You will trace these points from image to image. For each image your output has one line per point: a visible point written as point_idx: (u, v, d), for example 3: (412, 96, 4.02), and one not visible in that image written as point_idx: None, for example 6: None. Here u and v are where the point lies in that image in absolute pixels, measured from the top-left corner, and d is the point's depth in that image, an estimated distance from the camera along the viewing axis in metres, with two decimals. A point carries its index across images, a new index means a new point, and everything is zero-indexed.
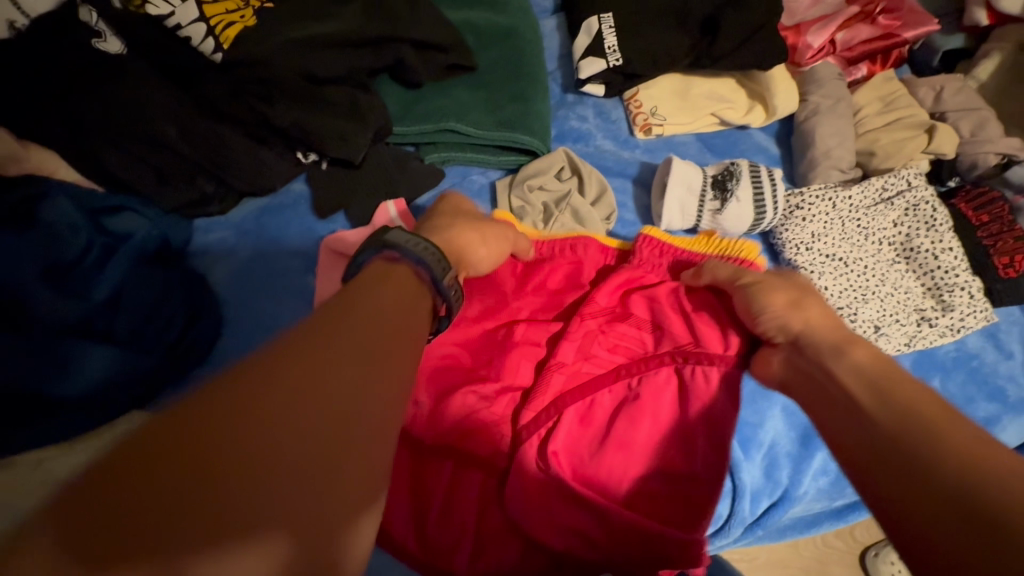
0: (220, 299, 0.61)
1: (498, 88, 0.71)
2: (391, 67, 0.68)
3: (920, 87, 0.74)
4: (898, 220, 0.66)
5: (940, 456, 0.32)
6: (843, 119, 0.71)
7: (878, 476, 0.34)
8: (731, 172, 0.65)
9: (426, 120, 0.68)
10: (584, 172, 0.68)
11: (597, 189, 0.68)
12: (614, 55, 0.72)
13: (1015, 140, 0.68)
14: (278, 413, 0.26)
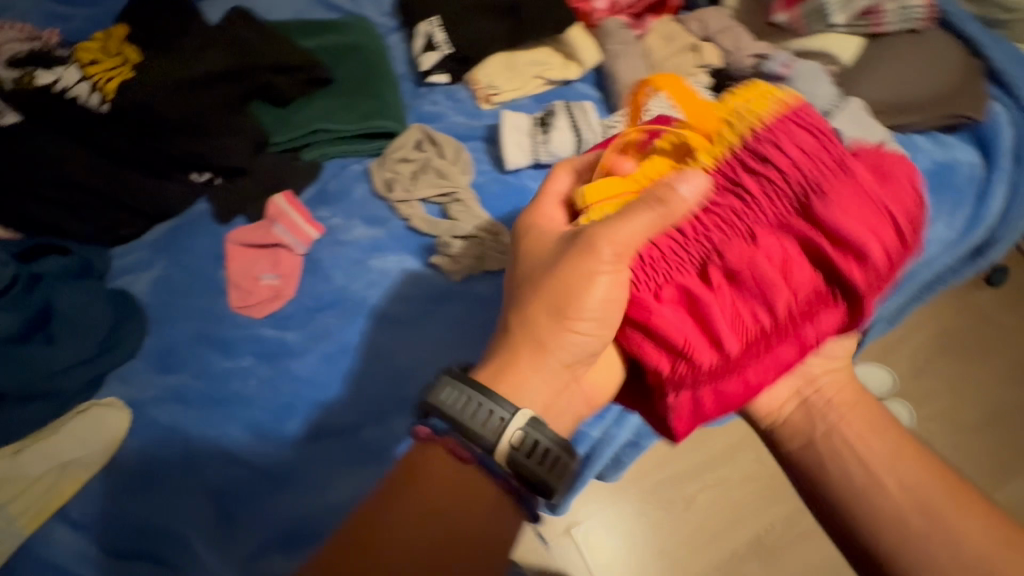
0: (144, 307, 0.71)
1: (354, 90, 0.85)
2: (259, 91, 0.82)
3: (692, 22, 0.92)
4: None
5: (935, 521, 0.51)
6: (635, 57, 0.89)
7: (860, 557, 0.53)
8: (551, 112, 0.80)
9: (297, 127, 0.81)
10: (453, 179, 0.80)
11: (467, 196, 0.78)
12: (445, 47, 0.89)
13: (762, 44, 0.87)
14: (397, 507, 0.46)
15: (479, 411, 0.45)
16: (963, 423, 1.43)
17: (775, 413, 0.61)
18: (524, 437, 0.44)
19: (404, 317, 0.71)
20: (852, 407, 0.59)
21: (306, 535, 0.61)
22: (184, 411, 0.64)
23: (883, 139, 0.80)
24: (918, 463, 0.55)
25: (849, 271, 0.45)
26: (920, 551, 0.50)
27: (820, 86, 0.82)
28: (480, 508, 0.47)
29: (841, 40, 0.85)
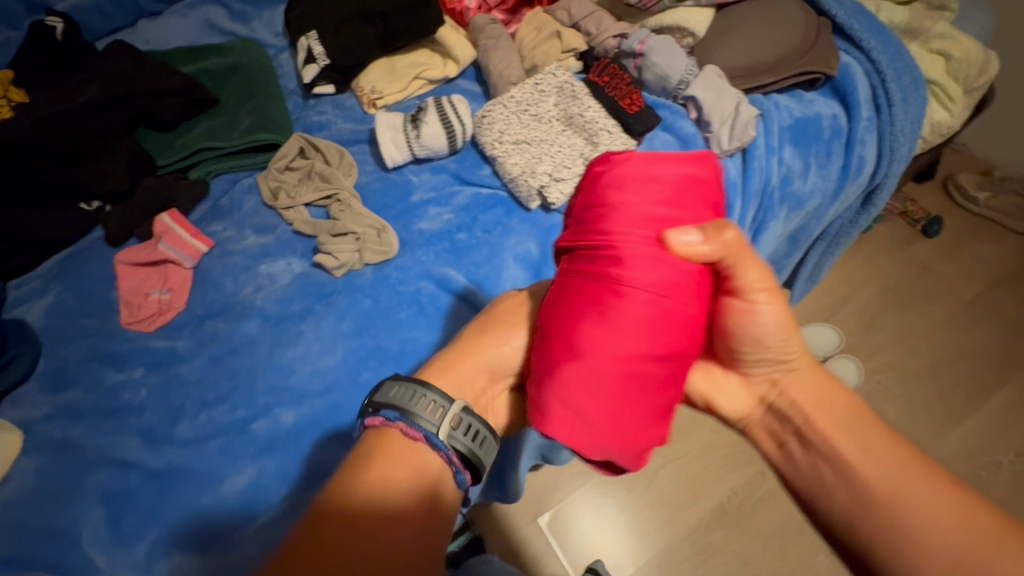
0: (37, 331, 0.73)
1: (238, 108, 0.88)
2: (141, 117, 0.85)
3: (558, 11, 0.96)
4: (556, 102, 0.86)
5: (897, 510, 0.48)
6: (506, 49, 0.93)
7: (856, 554, 0.50)
8: (421, 108, 0.84)
9: (183, 149, 0.85)
10: (335, 181, 0.84)
11: (349, 196, 0.82)
12: (323, 58, 0.92)
13: (622, 24, 0.92)
14: (347, 515, 0.47)
15: (417, 396, 0.55)
16: (911, 370, 1.45)
17: (742, 414, 0.63)
18: (441, 407, 0.55)
19: (290, 315, 0.74)
20: (814, 400, 0.57)
21: (203, 532, 0.61)
22: (76, 426, 0.66)
23: (738, 101, 0.84)
24: (895, 453, 0.51)
25: (648, 280, 0.57)
26: (908, 530, 0.46)
27: (675, 58, 0.86)
28: (426, 467, 0.53)
29: (693, 12, 0.89)
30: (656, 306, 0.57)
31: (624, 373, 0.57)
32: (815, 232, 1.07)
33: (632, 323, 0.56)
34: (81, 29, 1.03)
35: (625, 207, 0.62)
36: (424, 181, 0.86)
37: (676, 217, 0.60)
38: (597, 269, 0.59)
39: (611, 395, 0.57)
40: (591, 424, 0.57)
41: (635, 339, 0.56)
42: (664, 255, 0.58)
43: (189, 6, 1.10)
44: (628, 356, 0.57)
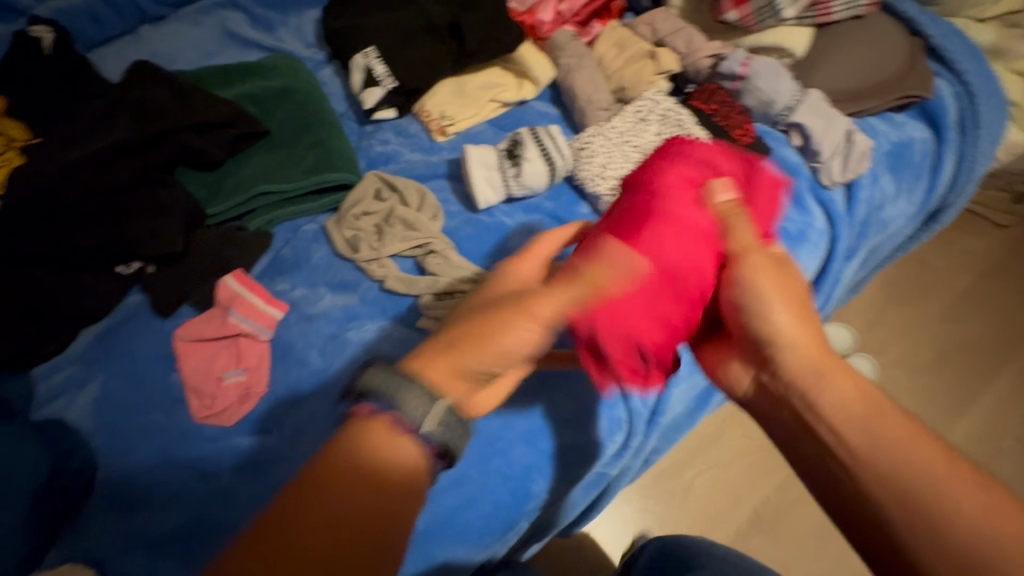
0: (86, 434, 0.60)
1: (295, 142, 0.75)
2: (184, 156, 0.71)
3: (641, 25, 0.89)
4: (660, 131, 0.79)
5: (911, 497, 0.40)
6: (591, 70, 0.84)
7: (876, 563, 0.42)
8: (517, 142, 0.75)
9: (237, 194, 0.71)
10: (424, 227, 0.73)
11: (443, 246, 0.72)
12: (388, 80, 0.81)
13: (715, 43, 0.85)
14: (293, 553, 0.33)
15: (413, 393, 0.38)
16: (926, 361, 1.42)
17: (739, 384, 0.53)
18: (427, 405, 0.38)
19: None
20: (816, 380, 0.46)
21: None
22: (161, 556, 0.54)
23: (850, 129, 0.80)
24: (923, 447, 0.42)
25: (675, 196, 0.53)
26: (927, 511, 0.39)
27: (781, 82, 0.81)
28: (399, 463, 0.38)
29: (795, 32, 0.83)
30: (681, 228, 0.51)
31: (660, 299, 0.50)
32: (884, 252, 1.06)
33: (657, 238, 0.51)
34: (72, 39, 0.85)
35: (678, 164, 0.56)
36: (517, 223, 0.76)
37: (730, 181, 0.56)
38: (636, 202, 0.54)
39: (642, 303, 0.48)
40: (630, 330, 0.48)
41: (659, 253, 0.50)
42: (691, 246, 0.51)
43: (200, 11, 0.93)
44: (660, 292, 0.50)
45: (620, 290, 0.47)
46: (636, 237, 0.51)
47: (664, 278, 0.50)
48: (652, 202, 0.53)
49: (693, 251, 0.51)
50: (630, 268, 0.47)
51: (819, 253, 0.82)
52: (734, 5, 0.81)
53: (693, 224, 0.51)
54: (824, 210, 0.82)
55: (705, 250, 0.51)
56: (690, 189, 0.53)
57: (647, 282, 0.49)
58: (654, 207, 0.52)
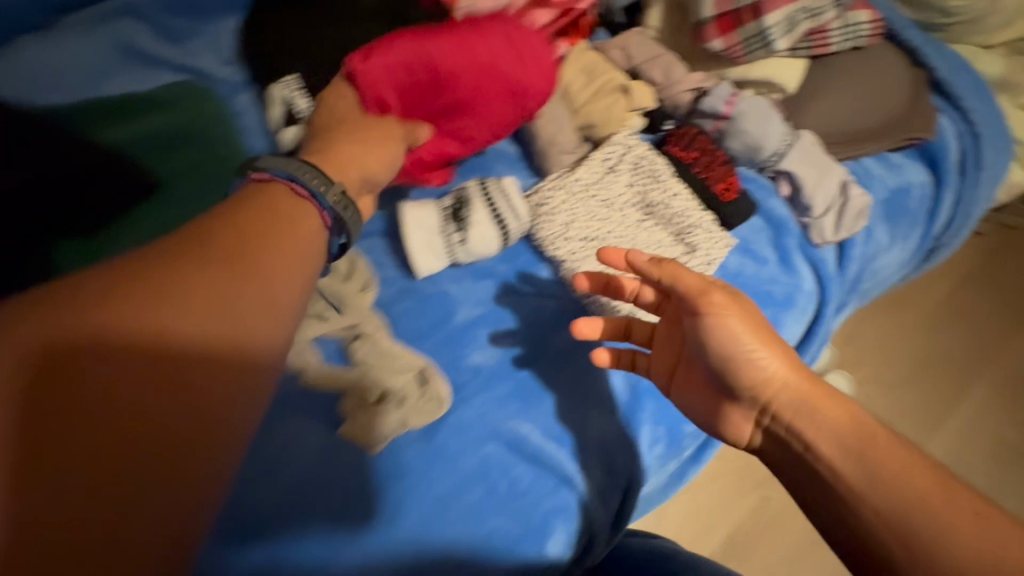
0: None
1: (195, 202, 0.65)
2: (56, 223, 0.59)
3: (613, 49, 0.77)
4: (631, 181, 0.68)
5: (915, 519, 0.39)
6: (554, 104, 0.72)
7: None
8: (463, 200, 0.64)
9: (118, 266, 0.60)
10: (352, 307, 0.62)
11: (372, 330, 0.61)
12: (305, 109, 0.68)
13: (697, 75, 0.74)
14: (117, 354, 0.32)
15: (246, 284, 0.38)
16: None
17: (742, 436, 0.51)
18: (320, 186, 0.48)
19: (312, 520, 0.53)
20: (810, 412, 0.46)
21: None
22: None
23: (845, 181, 0.70)
24: (919, 477, 0.41)
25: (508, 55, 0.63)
26: (929, 537, 0.38)
27: (770, 125, 0.70)
28: (251, 333, 0.38)
29: (787, 65, 0.72)
30: (493, 83, 0.63)
31: (430, 76, 0.61)
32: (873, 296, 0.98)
33: (466, 67, 0.61)
34: None
35: (537, 56, 0.64)
36: (465, 294, 0.65)
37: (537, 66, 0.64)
38: (472, 38, 0.62)
39: (408, 78, 0.61)
40: (390, 70, 0.60)
41: (455, 54, 0.61)
42: (457, 68, 0.61)
43: (85, 19, 0.77)
44: (435, 53, 0.61)
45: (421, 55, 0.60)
46: (437, 44, 0.61)
47: (448, 78, 0.61)
48: (482, 41, 0.62)
49: (464, 96, 0.63)
50: (426, 46, 0.61)
51: (806, 318, 0.73)
52: (719, 33, 0.69)
53: (500, 84, 0.63)
54: (813, 270, 0.73)
55: (458, 59, 0.61)
56: (524, 70, 0.63)
57: (432, 55, 0.61)
58: (485, 62, 0.62)
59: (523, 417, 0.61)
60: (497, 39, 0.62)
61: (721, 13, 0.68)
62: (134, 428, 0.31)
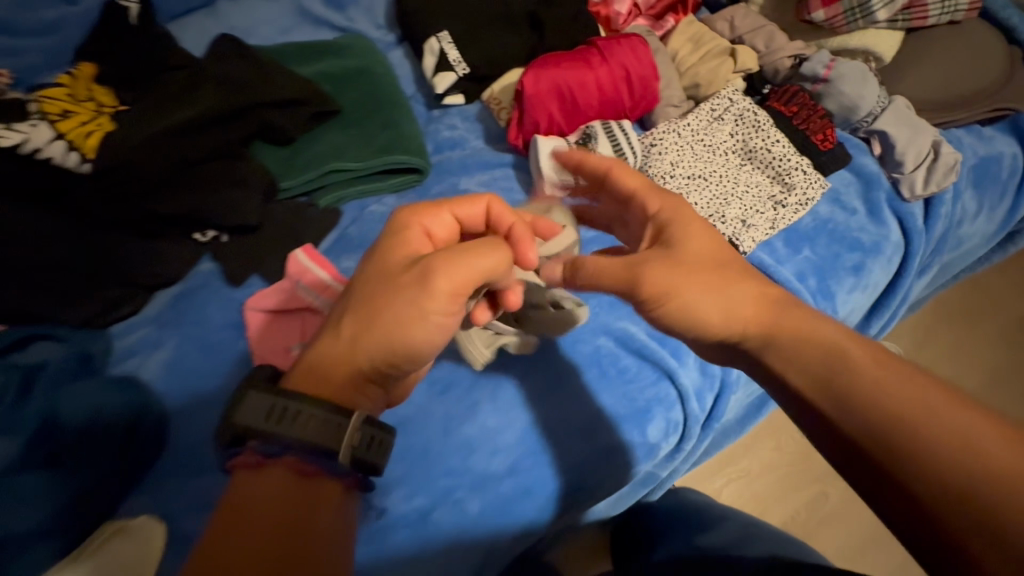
0: (158, 396, 0.62)
1: (363, 123, 0.76)
2: (260, 131, 0.72)
3: (718, 22, 0.86)
4: (734, 130, 0.77)
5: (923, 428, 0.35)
6: (665, 65, 0.82)
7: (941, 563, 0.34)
8: (588, 135, 0.74)
9: (307, 171, 0.72)
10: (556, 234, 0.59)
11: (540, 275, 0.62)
12: (461, 65, 0.81)
13: (797, 43, 0.82)
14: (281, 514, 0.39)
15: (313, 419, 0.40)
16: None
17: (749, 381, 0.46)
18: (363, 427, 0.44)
19: (456, 381, 0.64)
20: (809, 344, 0.42)
21: None
22: None
23: (937, 140, 0.76)
24: (923, 398, 0.37)
25: (620, 52, 0.76)
26: (953, 472, 0.33)
27: (867, 87, 0.77)
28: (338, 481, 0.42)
29: (884, 36, 0.79)
30: (610, 69, 0.75)
31: (561, 64, 0.74)
32: (953, 272, 1.01)
33: (587, 61, 0.75)
34: (156, 10, 0.88)
35: (642, 55, 0.77)
36: None
37: (646, 62, 0.77)
38: (589, 47, 0.77)
39: (548, 65, 0.74)
40: (538, 66, 0.73)
41: (578, 56, 0.75)
42: (586, 83, 0.74)
43: None
44: (562, 55, 0.75)
45: (551, 58, 0.75)
46: (561, 54, 0.76)
47: (574, 63, 0.74)
48: (594, 46, 0.77)
49: (583, 107, 0.75)
50: (554, 54, 0.76)
51: (891, 267, 0.78)
52: (822, 5, 0.79)
53: (614, 69, 0.75)
54: (901, 223, 0.79)
55: (591, 74, 0.74)
56: (634, 65, 0.76)
57: (559, 56, 0.75)
58: (601, 56, 0.76)
59: (631, 319, 0.70)
60: (610, 44, 0.76)
61: None
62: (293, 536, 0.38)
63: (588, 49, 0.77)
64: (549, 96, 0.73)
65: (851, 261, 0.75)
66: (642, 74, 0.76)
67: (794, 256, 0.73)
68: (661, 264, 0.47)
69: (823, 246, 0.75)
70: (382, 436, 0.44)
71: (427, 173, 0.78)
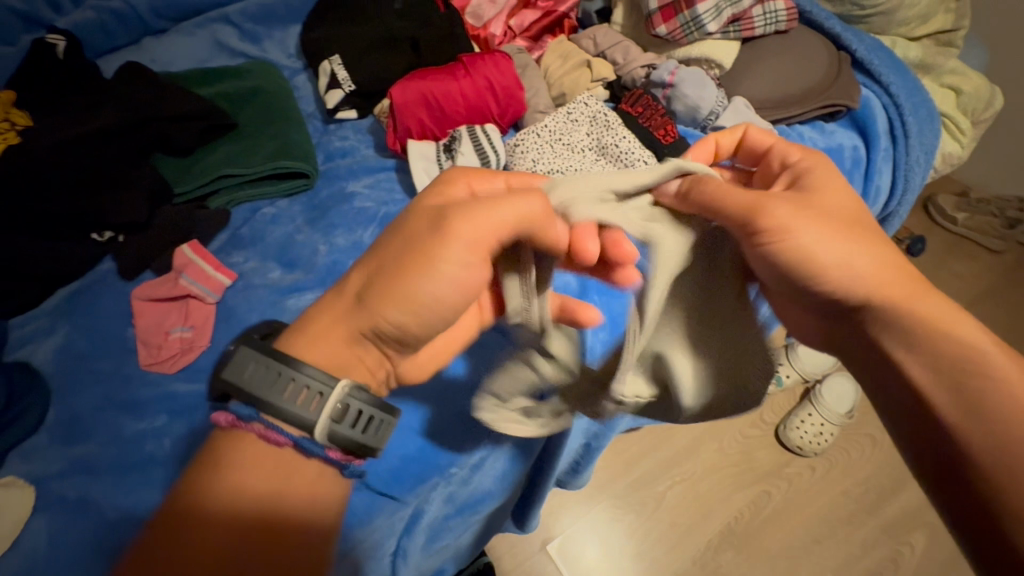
0: (45, 376, 0.68)
1: (256, 134, 0.85)
2: (160, 143, 0.82)
3: (584, 39, 0.97)
4: (589, 131, 0.86)
5: (972, 373, 0.40)
6: (534, 78, 0.92)
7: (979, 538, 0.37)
8: (454, 138, 0.83)
9: (200, 176, 0.81)
10: (567, 189, 0.45)
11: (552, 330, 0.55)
12: (347, 83, 0.90)
13: (649, 55, 0.93)
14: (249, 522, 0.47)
15: (280, 381, 0.47)
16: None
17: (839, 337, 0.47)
18: (317, 397, 0.48)
19: None
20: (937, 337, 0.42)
21: None
22: (93, 479, 0.61)
23: (770, 133, 0.85)
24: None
25: (482, 66, 0.86)
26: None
27: (706, 89, 0.87)
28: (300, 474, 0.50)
29: (721, 46, 0.90)
30: (473, 81, 0.85)
31: (428, 79, 0.84)
32: None
33: (452, 75, 0.85)
34: (82, 46, 0.97)
35: (503, 69, 0.87)
36: None
37: (508, 74, 0.87)
38: (457, 64, 0.88)
39: (416, 79, 0.84)
40: (406, 80, 0.84)
41: (444, 72, 0.86)
42: (450, 92, 0.84)
43: (196, 24, 1.05)
44: (430, 71, 0.86)
45: (421, 73, 0.86)
46: (431, 70, 0.87)
47: (440, 77, 0.85)
48: (461, 63, 0.88)
49: (450, 114, 0.85)
50: (424, 70, 0.87)
51: None
52: (663, 21, 0.88)
53: (476, 80, 0.85)
54: None
55: (455, 85, 0.85)
56: (495, 75, 0.86)
57: (428, 72, 0.86)
58: (465, 71, 0.86)
59: None
60: (474, 60, 0.87)
61: (662, 6, 0.88)
62: (276, 537, 0.47)
63: (456, 66, 0.88)
64: (417, 105, 0.83)
65: None
66: (502, 84, 0.86)
67: None
68: (788, 203, 0.45)
69: None
70: (381, 417, 0.51)
71: (317, 177, 0.86)
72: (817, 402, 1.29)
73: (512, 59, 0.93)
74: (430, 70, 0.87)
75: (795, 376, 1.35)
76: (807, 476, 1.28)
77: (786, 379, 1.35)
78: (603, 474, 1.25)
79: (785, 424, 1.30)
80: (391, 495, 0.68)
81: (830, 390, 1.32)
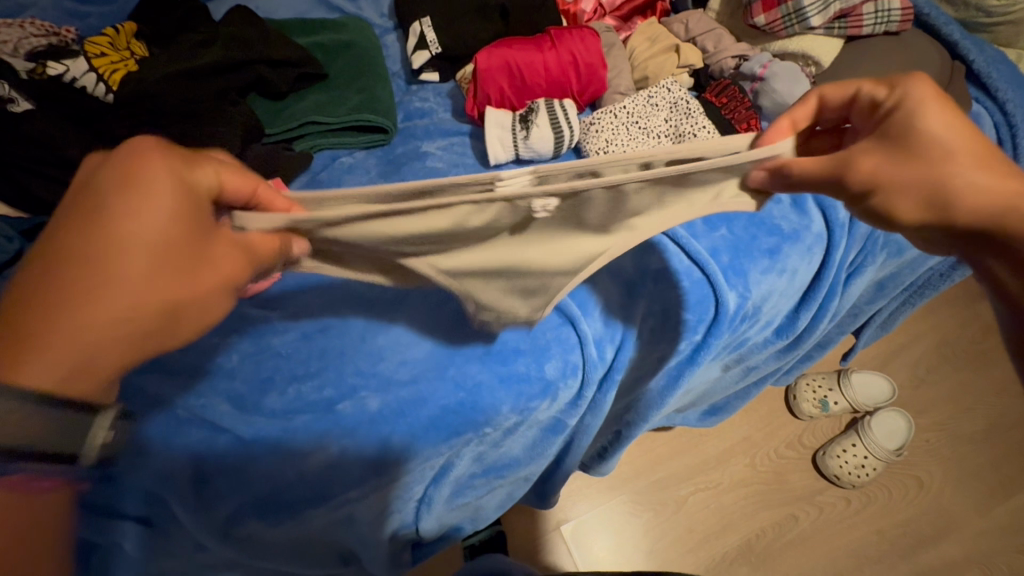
0: None
1: (345, 86, 0.89)
2: (255, 84, 0.87)
3: (676, 24, 0.95)
4: (667, 117, 0.84)
5: None
6: (618, 58, 0.91)
7: None
8: (532, 108, 0.84)
9: (290, 120, 0.86)
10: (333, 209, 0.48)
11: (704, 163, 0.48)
12: (434, 45, 0.91)
13: (743, 46, 0.89)
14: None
15: None
16: (965, 435, 1.30)
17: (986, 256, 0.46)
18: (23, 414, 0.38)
19: (381, 303, 0.79)
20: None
21: (302, 496, 0.66)
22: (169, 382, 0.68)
23: None
24: None
25: (567, 40, 0.86)
26: None
27: (798, 85, 0.82)
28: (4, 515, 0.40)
29: (822, 42, 0.85)
30: (557, 53, 0.85)
31: (512, 48, 0.85)
32: (907, 282, 1.06)
33: (537, 46, 0.86)
34: None
35: (588, 44, 0.86)
36: None
37: (592, 50, 0.86)
38: (542, 37, 0.88)
39: (503, 46, 0.86)
40: (493, 47, 0.85)
41: (530, 42, 0.87)
42: (534, 62, 0.85)
43: None
44: (516, 40, 0.87)
45: (507, 42, 0.86)
46: (517, 39, 0.88)
47: (525, 47, 0.86)
48: (548, 35, 0.88)
49: (531, 85, 0.86)
50: (510, 39, 0.87)
51: (813, 259, 0.87)
52: (763, 10, 0.85)
53: (561, 52, 0.85)
54: (825, 216, 0.87)
55: (540, 57, 0.85)
56: (580, 49, 0.86)
57: (515, 40, 0.87)
58: (550, 43, 0.86)
59: None
60: (561, 34, 0.87)
61: None
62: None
63: (543, 38, 0.88)
64: (500, 72, 0.84)
65: (767, 244, 0.85)
66: (585, 61, 0.86)
67: (711, 233, 0.85)
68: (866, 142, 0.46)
69: (743, 226, 0.86)
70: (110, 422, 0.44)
71: (393, 134, 0.89)
72: (862, 429, 1.24)
73: (598, 34, 0.92)
74: (515, 39, 0.88)
75: (842, 404, 1.29)
76: (839, 508, 1.22)
77: (833, 405, 1.29)
78: (628, 467, 1.25)
79: (824, 450, 1.25)
80: (429, 444, 0.70)
81: (877, 422, 1.27)
